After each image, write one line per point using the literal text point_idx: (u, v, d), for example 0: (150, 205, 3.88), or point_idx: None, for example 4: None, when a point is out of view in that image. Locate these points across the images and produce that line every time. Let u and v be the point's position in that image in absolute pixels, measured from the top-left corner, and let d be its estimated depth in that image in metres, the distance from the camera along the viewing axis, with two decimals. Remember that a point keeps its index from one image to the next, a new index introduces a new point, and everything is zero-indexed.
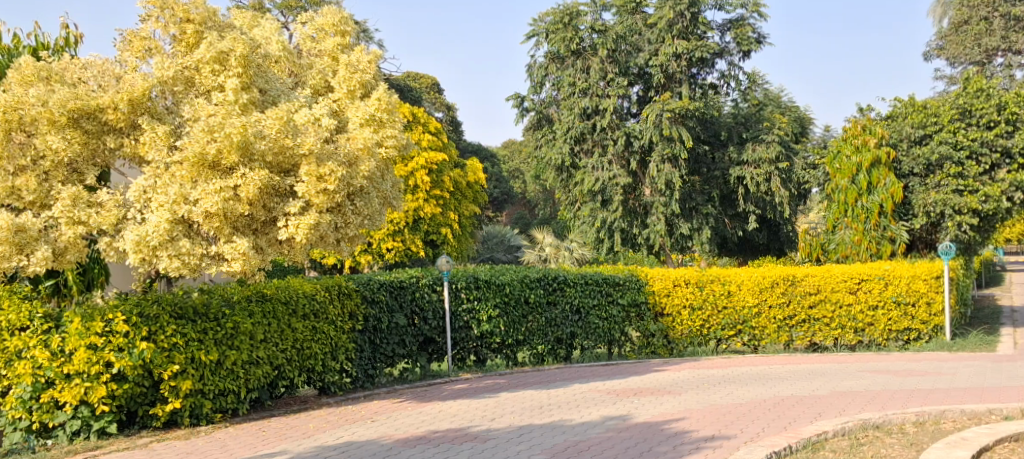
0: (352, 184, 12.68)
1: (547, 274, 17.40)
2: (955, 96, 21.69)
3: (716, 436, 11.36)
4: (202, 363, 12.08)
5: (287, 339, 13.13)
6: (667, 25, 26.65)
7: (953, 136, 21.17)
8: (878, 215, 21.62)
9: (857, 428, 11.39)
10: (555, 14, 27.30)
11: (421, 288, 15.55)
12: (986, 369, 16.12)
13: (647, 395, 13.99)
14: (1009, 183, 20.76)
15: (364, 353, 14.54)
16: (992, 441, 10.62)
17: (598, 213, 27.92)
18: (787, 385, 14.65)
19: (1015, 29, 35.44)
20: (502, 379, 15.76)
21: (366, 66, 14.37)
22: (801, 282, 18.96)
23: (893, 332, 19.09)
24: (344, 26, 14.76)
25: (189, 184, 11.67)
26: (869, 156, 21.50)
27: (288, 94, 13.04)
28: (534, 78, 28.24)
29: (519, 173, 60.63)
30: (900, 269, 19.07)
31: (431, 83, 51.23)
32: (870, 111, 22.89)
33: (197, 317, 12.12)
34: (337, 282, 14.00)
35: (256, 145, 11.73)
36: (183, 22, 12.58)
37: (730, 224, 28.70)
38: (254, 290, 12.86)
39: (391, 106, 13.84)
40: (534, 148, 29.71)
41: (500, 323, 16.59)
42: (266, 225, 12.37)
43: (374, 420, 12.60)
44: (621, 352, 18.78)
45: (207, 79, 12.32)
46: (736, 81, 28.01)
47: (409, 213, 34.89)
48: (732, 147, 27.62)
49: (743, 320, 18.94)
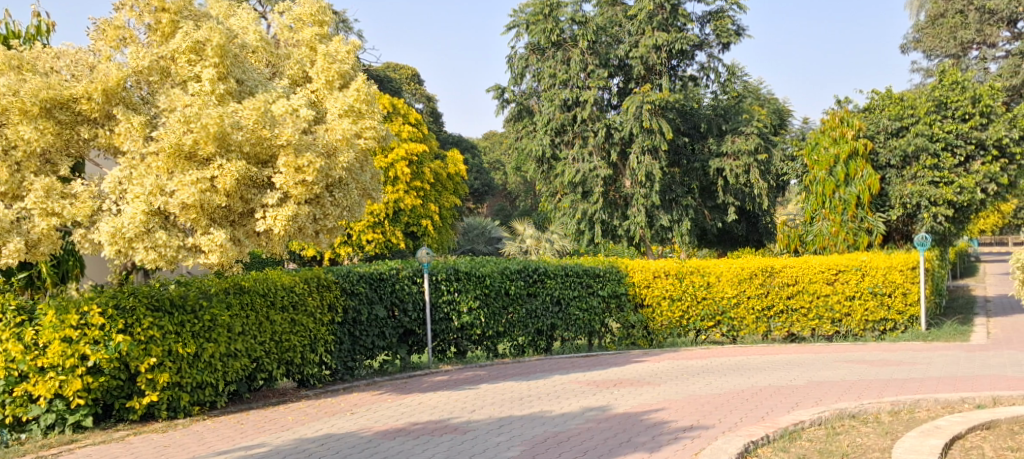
0: (330, 176, 12.57)
1: (528, 266, 17.34)
2: (930, 88, 21.74)
3: (694, 426, 11.38)
4: (179, 355, 12.01)
5: (265, 332, 13.05)
6: (647, 17, 26.64)
7: (929, 129, 21.16)
8: (855, 207, 21.70)
9: (833, 418, 11.43)
10: (535, 5, 27.22)
11: (401, 280, 15.45)
12: (960, 358, 16.24)
13: (627, 386, 14.00)
14: (983, 176, 21.02)
15: (344, 346, 14.49)
16: (965, 429, 10.68)
17: (578, 205, 27.99)
18: (766, 376, 14.70)
19: (989, 22, 35.22)
20: (482, 372, 15.68)
21: (345, 56, 14.20)
22: (779, 273, 19.01)
23: (869, 322, 19.21)
24: (323, 16, 14.56)
25: (166, 175, 11.60)
26: (847, 147, 21.61)
27: (265, 84, 12.92)
28: (514, 69, 28.15)
29: (499, 165, 60.50)
30: (876, 259, 19.19)
31: (411, 74, 51.07)
32: (848, 103, 23.03)
33: (174, 310, 12.02)
34: (316, 274, 13.92)
35: (233, 135, 11.69)
36: (158, 11, 12.40)
37: (709, 216, 28.71)
38: (231, 283, 12.74)
39: (370, 97, 13.65)
40: (515, 140, 29.68)
41: (480, 314, 16.55)
42: (243, 217, 12.29)
43: (354, 412, 12.55)
44: (601, 343, 18.80)
45: (184, 69, 12.21)
46: (716, 74, 28.03)
47: (390, 205, 34.72)
48: (712, 140, 27.71)
49: (722, 311, 18.98)
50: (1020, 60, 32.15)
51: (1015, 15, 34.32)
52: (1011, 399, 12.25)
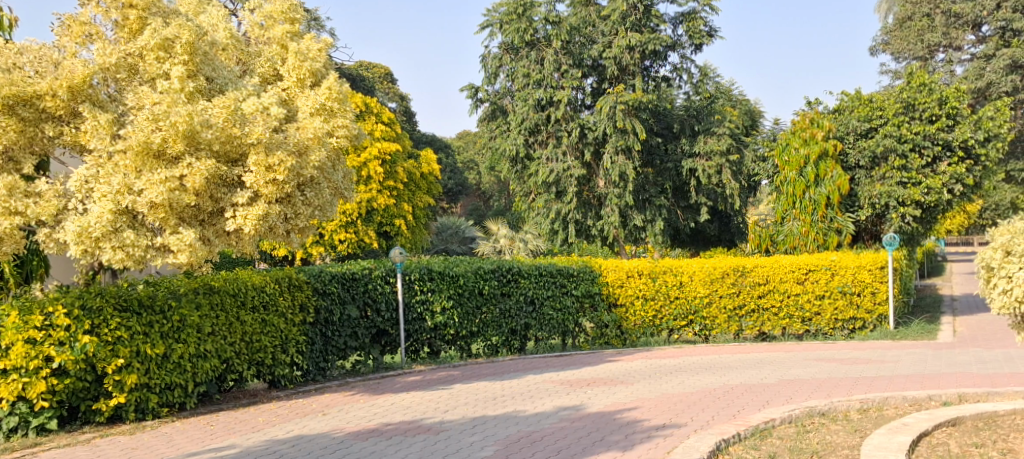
0: (302, 175, 12.44)
1: (501, 266, 17.28)
2: (899, 90, 21.91)
3: (667, 424, 11.37)
4: (148, 356, 11.84)
5: (235, 332, 12.92)
6: (620, 17, 26.65)
7: (897, 130, 21.40)
8: (825, 207, 21.71)
9: (803, 415, 11.46)
10: (508, 5, 27.14)
11: (374, 280, 15.35)
12: (928, 356, 16.37)
13: (600, 385, 13.97)
14: (949, 176, 21.16)
15: (316, 346, 14.35)
16: (932, 426, 10.72)
17: (552, 205, 27.96)
18: (737, 374, 14.73)
19: (955, 25, 33.87)
20: (456, 371, 15.61)
21: (316, 54, 14.02)
22: (750, 272, 19.05)
23: (839, 321, 19.30)
24: (293, 13, 14.34)
25: (134, 174, 11.46)
26: (817, 147, 21.69)
27: (236, 82, 12.76)
28: (488, 69, 28.06)
29: (473, 165, 60.43)
30: (846, 259, 19.32)
31: (384, 73, 50.88)
32: (817, 105, 23.18)
33: (142, 310, 11.86)
34: (287, 274, 13.81)
35: (202, 133, 11.59)
36: (125, 7, 12.22)
37: (682, 216, 28.84)
38: (201, 283, 12.61)
39: (342, 96, 13.56)
40: (488, 139, 29.60)
41: (454, 314, 16.47)
42: (213, 217, 12.16)
43: (326, 413, 12.44)
44: (575, 343, 18.74)
45: (152, 66, 12.05)
46: (689, 74, 28.10)
47: (363, 205, 34.55)
48: (685, 140, 27.73)
49: (695, 310, 18.99)
50: (984, 63, 32.50)
51: (981, 19, 33.12)
52: (976, 396, 12.33)
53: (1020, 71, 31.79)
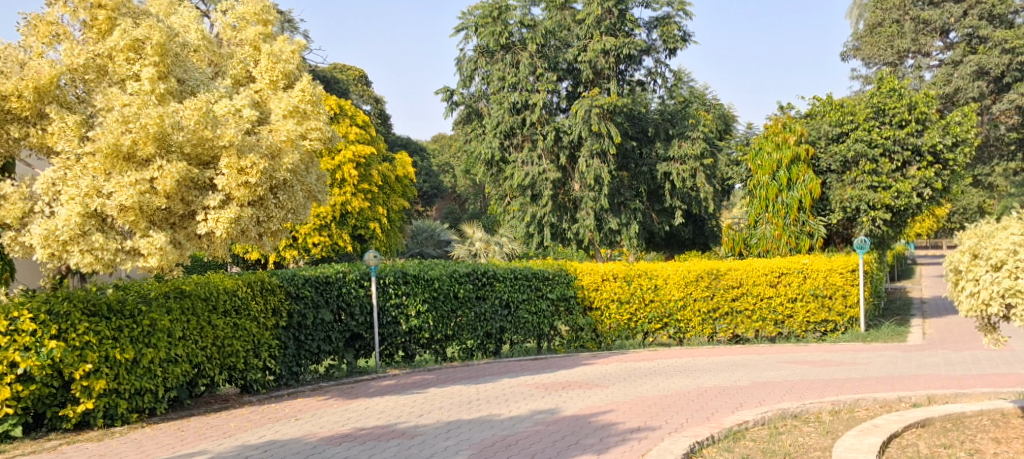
0: (275, 177, 12.31)
1: (476, 269, 17.18)
2: (869, 95, 22.12)
3: (642, 427, 11.33)
4: (117, 361, 11.67)
5: (206, 337, 12.77)
6: (595, 22, 26.64)
7: (867, 134, 21.59)
8: (797, 211, 21.80)
9: (776, 417, 11.46)
10: (483, 8, 27.04)
11: (348, 283, 15.23)
12: (898, 358, 16.44)
13: (575, 389, 13.92)
14: (919, 180, 21.32)
15: (289, 351, 14.20)
16: (902, 427, 10.75)
17: (527, 208, 27.93)
18: (711, 376, 14.75)
19: (924, 32, 34.07)
20: (431, 375, 15.53)
21: (290, 55, 13.94)
22: (725, 275, 19.06)
23: (811, 324, 19.39)
24: (267, 15, 14.21)
25: (103, 177, 11.33)
26: (789, 152, 21.73)
27: (208, 83, 12.63)
28: (463, 72, 27.96)
29: (448, 168, 60.36)
30: (817, 262, 19.39)
31: (358, 75, 50.69)
32: (789, 109, 23.25)
33: (112, 314, 11.69)
34: (260, 277, 13.67)
35: (173, 136, 11.48)
36: (94, 7, 12.04)
37: (656, 219, 28.94)
38: (172, 287, 12.46)
39: (316, 98, 13.43)
40: (463, 142, 29.50)
41: (429, 318, 16.36)
42: (184, 220, 12.01)
43: (299, 418, 12.31)
44: (550, 346, 18.65)
45: (122, 68, 11.90)
46: (663, 79, 28.16)
47: (337, 207, 34.37)
48: (660, 144, 27.80)
49: (670, 313, 19.03)
50: (952, 69, 32.71)
51: (949, 26, 33.36)
52: (945, 397, 12.40)
53: (985, 77, 31.93)
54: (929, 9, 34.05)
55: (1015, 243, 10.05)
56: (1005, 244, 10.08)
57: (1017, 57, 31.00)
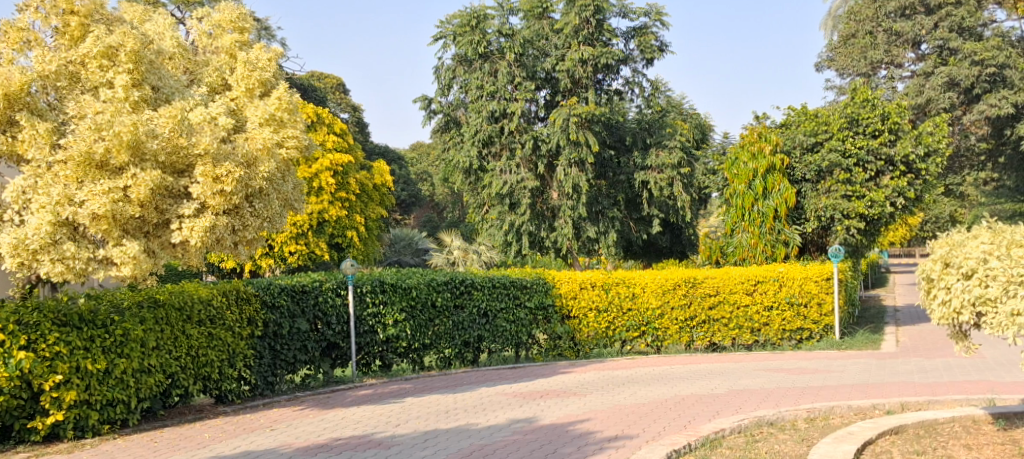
0: (251, 186, 12.20)
1: (454, 277, 17.10)
2: (843, 105, 22.20)
3: (619, 436, 11.28)
4: (88, 372, 11.52)
5: (180, 346, 12.65)
6: (573, 31, 26.70)
7: (841, 144, 21.70)
8: (773, 219, 21.87)
9: (752, 426, 11.44)
10: (461, 17, 27.06)
11: (324, 292, 15.12)
12: (872, 366, 16.49)
13: (553, 397, 13.87)
14: (892, 190, 21.46)
15: (264, 360, 14.07)
16: (876, 434, 10.76)
17: (506, 216, 27.79)
18: (688, 385, 14.72)
19: (897, 43, 34.25)
20: (408, 384, 15.45)
21: (265, 63, 13.74)
22: (702, 284, 19.08)
23: (787, 332, 19.44)
24: (243, 22, 14.13)
25: (75, 185, 11.23)
26: (764, 162, 21.81)
27: (182, 91, 12.50)
28: (441, 80, 27.94)
29: (426, 176, 60.34)
30: (793, 270, 19.41)
31: (336, 83, 50.60)
32: (765, 119, 23.34)
33: (83, 324, 11.55)
34: (235, 286, 13.55)
35: (148, 144, 11.33)
36: (67, 14, 11.98)
37: (634, 228, 29.00)
38: (145, 296, 12.33)
39: (293, 106, 13.30)
40: (442, 151, 29.44)
41: (406, 326, 16.26)
42: (158, 228, 11.87)
43: (273, 428, 12.19)
44: (527, 355, 18.59)
45: (95, 75, 11.74)
46: (641, 88, 28.22)
47: (314, 216, 34.21)
48: (637, 153, 27.80)
49: (648, 321, 19.02)
50: (923, 81, 32.80)
51: (920, 37, 33.58)
52: (919, 405, 12.43)
53: (956, 88, 32.12)
54: (901, 21, 34.07)
55: (985, 251, 10.04)
56: (976, 253, 10.07)
57: (986, 68, 31.19)
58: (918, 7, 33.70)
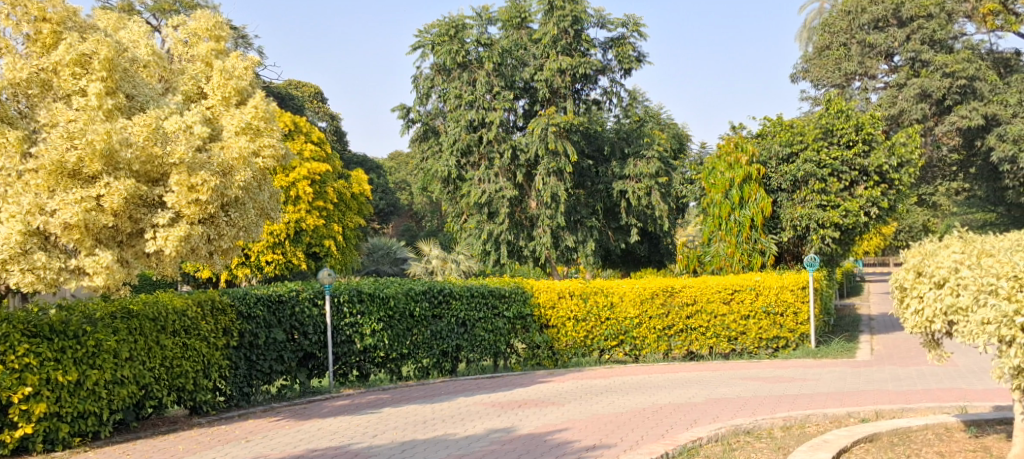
0: (226, 195, 12.24)
1: (432, 287, 17.13)
2: (817, 116, 22.49)
3: (597, 445, 11.35)
4: (59, 383, 11.48)
5: (155, 357, 12.60)
6: (551, 41, 26.84)
7: (816, 155, 21.86)
8: (749, 229, 22.00)
9: (728, 434, 11.53)
10: (440, 26, 27.06)
11: (301, 302, 15.10)
12: (847, 374, 16.63)
13: (531, 407, 13.92)
14: (866, 200, 21.65)
15: (239, 371, 14.05)
16: (850, 443, 10.86)
17: (484, 225, 27.80)
18: (666, 393, 14.81)
19: (870, 55, 34.50)
20: (386, 394, 15.46)
21: (242, 72, 13.69)
22: (679, 293, 19.20)
23: (762, 340, 19.57)
24: (218, 31, 14.04)
25: (46, 194, 11.17)
26: (741, 172, 22.02)
27: (158, 100, 12.48)
28: (420, 89, 27.98)
29: (405, 185, 60.33)
30: (769, 280, 19.57)
31: (313, 92, 50.54)
32: (741, 129, 23.55)
33: (54, 335, 11.50)
34: (210, 297, 13.53)
35: (121, 153, 11.33)
36: (38, 21, 11.90)
37: (612, 237, 29.06)
38: (119, 307, 12.28)
39: (269, 114, 13.23)
40: (420, 161, 29.41)
41: (384, 336, 16.27)
42: (132, 238, 11.88)
43: (250, 439, 12.18)
44: (506, 364, 18.60)
45: (68, 82, 11.69)
46: (619, 98, 28.37)
47: (291, 225, 34.12)
48: (615, 163, 27.91)
49: (626, 331, 19.10)
50: (896, 92, 33.13)
51: (892, 50, 33.86)
52: (892, 412, 12.56)
53: (928, 100, 32.41)
54: (874, 33, 34.27)
55: (956, 261, 10.15)
56: (947, 262, 10.19)
57: (956, 80, 31.64)
58: (891, 20, 33.87)
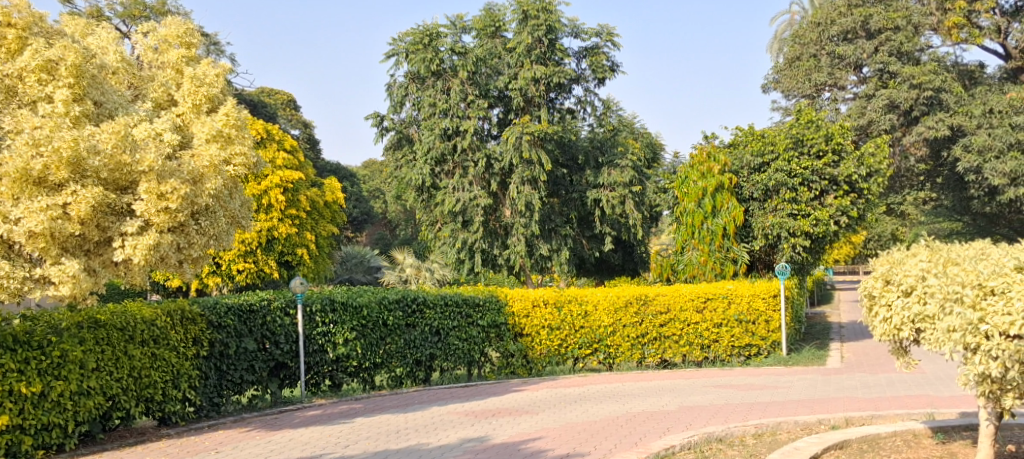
0: (196, 203, 12.15)
1: (406, 296, 17.07)
2: (788, 126, 22.60)
3: (569, 454, 11.31)
4: (22, 395, 11.29)
5: (123, 367, 12.46)
6: (525, 50, 26.80)
7: (787, 164, 21.97)
8: (722, 237, 22.07)
9: (701, 442, 11.54)
10: (414, 35, 26.97)
11: (273, 311, 14.97)
12: (818, 381, 16.69)
13: (505, 416, 13.86)
14: (836, 209, 21.78)
15: (209, 381, 13.90)
16: (821, 449, 10.88)
17: (458, 234, 27.68)
18: (640, 402, 14.80)
19: (839, 66, 34.80)
20: (358, 404, 15.35)
21: (213, 79, 13.65)
22: (652, 302, 19.24)
23: (735, 348, 19.64)
24: (190, 38, 14.04)
25: (9, 201, 11.01)
26: (713, 181, 22.08)
27: (126, 106, 12.37)
28: (393, 98, 27.83)
29: (378, 194, 60.20)
30: (741, 288, 19.66)
31: (286, 100, 50.35)
32: (713, 138, 23.62)
33: (17, 346, 11.33)
34: (180, 306, 13.40)
35: (89, 160, 11.21)
36: (4, 26, 11.77)
37: (586, 245, 29.16)
38: (85, 316, 12.13)
39: (239, 122, 13.14)
40: (393, 169, 29.31)
41: (356, 345, 16.15)
42: (99, 246, 11.74)
43: (218, 451, 12.05)
44: (480, 373, 18.52)
45: (33, 89, 11.59)
46: (592, 107, 28.43)
47: (263, 234, 33.89)
48: (589, 171, 27.92)
49: (600, 339, 19.10)
50: (865, 102, 33.39)
51: (862, 61, 34.10)
52: (862, 419, 12.61)
53: (896, 110, 32.69)
54: (843, 44, 34.67)
55: (923, 269, 10.18)
56: (914, 270, 10.25)
57: (924, 91, 31.88)
58: (860, 31, 34.18)
